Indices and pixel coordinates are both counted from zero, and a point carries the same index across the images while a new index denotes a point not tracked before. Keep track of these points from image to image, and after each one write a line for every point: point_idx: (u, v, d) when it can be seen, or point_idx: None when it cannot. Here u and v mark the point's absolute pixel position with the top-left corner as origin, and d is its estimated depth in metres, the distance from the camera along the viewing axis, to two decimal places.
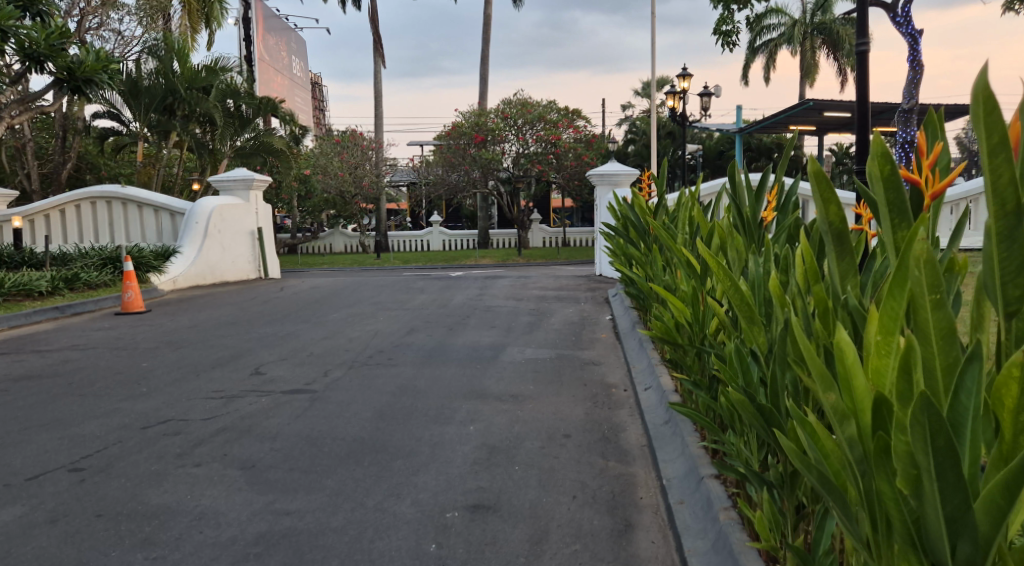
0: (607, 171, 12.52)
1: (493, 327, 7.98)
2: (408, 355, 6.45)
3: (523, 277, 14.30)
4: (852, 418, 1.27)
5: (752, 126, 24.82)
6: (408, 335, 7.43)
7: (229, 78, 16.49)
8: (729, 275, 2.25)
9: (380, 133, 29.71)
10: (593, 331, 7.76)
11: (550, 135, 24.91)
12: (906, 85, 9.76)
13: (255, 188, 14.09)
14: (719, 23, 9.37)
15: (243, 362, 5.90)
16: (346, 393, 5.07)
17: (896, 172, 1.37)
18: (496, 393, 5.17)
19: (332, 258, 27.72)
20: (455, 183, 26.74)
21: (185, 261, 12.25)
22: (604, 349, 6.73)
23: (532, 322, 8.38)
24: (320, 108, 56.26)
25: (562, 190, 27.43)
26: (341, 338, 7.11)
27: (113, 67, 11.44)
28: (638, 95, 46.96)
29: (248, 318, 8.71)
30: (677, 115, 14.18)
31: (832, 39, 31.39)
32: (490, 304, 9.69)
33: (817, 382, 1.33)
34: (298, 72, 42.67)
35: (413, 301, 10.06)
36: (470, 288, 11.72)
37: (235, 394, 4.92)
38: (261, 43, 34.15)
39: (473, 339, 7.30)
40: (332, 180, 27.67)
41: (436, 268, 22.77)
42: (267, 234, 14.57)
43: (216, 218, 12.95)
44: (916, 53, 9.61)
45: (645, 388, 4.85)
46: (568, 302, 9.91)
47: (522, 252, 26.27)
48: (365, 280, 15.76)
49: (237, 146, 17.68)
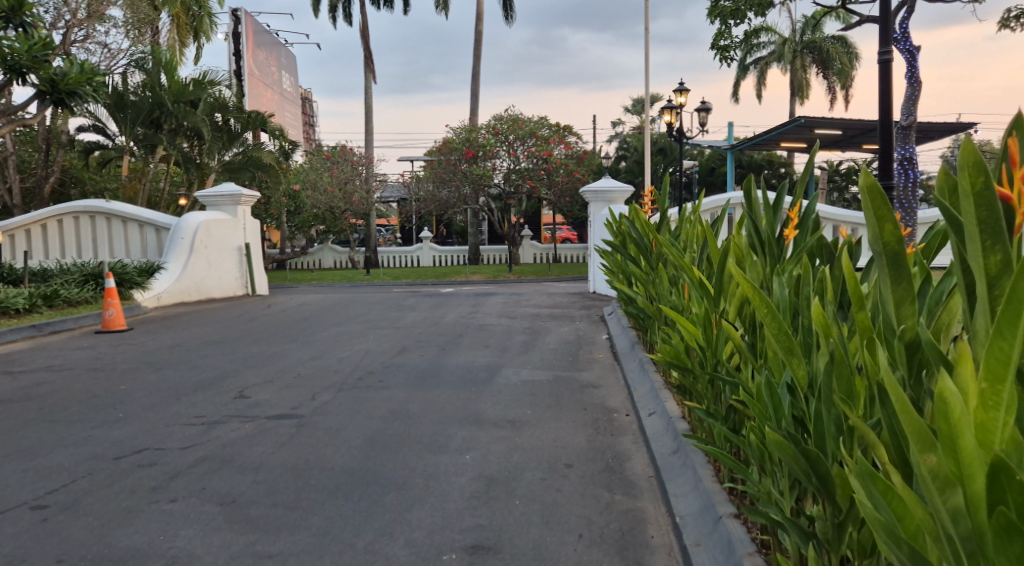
0: (601, 188, 12.36)
1: (487, 347, 7.74)
2: (400, 377, 6.19)
3: (516, 294, 14.07)
4: (956, 486, 1.13)
5: (744, 143, 24.77)
6: (399, 355, 7.17)
7: (218, 91, 16.25)
8: (762, 298, 2.04)
9: (370, 148, 29.58)
10: (590, 351, 7.53)
11: (541, 151, 24.77)
12: (904, 101, 9.64)
13: (243, 203, 13.85)
14: (717, 37, 9.25)
15: (226, 385, 5.64)
16: (336, 418, 4.82)
17: (990, 188, 1.21)
18: (493, 418, 4.94)
19: (322, 274, 27.44)
20: (445, 200, 26.61)
21: (170, 278, 11.97)
22: (602, 371, 6.51)
23: (527, 341, 8.16)
24: (310, 122, 56.11)
25: (553, 207, 27.30)
26: (330, 358, 6.86)
27: (97, 79, 11.18)
28: (628, 111, 47.09)
29: (233, 336, 8.44)
30: (674, 131, 14.04)
31: (822, 57, 31.56)
32: (483, 322, 9.46)
33: (912, 439, 1.18)
34: (289, 87, 42.53)
35: (404, 319, 9.82)
36: (462, 306, 11.49)
37: (217, 419, 4.65)
38: (251, 58, 34.02)
39: (467, 359, 7.06)
40: (322, 196, 27.42)
41: (427, 285, 22.55)
42: (255, 249, 14.31)
43: (203, 233, 12.68)
44: (914, 70, 9.50)
45: (649, 413, 4.64)
46: (563, 321, 9.70)
47: (513, 268, 26.07)
48: (354, 297, 15.45)
49: (226, 160, 17.45)
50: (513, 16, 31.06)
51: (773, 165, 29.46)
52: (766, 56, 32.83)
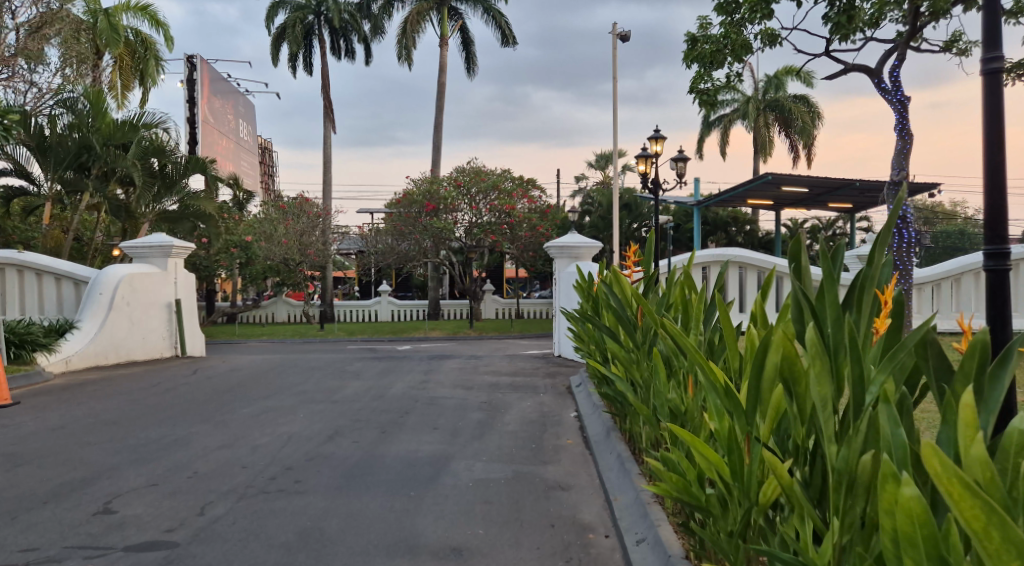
0: (567, 243, 11.44)
1: (436, 429, 6.57)
2: (323, 477, 4.96)
3: (475, 356, 12.93)
4: None
5: (710, 199, 24.41)
6: (328, 443, 5.95)
7: (155, 135, 15.04)
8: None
9: (328, 200, 28.57)
10: (556, 436, 6.42)
11: (504, 205, 24.07)
12: (895, 154, 8.95)
13: (174, 255, 12.56)
14: (697, 81, 8.50)
15: (91, 492, 4.38)
16: (223, 546, 3.62)
17: None
18: (432, 544, 3.77)
19: (273, 329, 25.99)
20: (405, 253, 25.53)
21: (83, 338, 10.58)
22: (572, 465, 5.41)
23: (483, 421, 7.01)
24: (269, 172, 54.95)
25: (516, 261, 26.44)
26: (243, 448, 5.62)
27: (6, 115, 9.89)
28: (592, 166, 47.15)
29: (136, 413, 7.11)
30: (648, 182, 13.25)
31: (784, 115, 31.84)
32: (435, 395, 8.27)
33: None
34: (246, 136, 41.33)
35: (344, 391, 8.58)
36: (412, 373, 10.27)
37: (52, 556, 3.41)
38: (206, 105, 32.99)
39: (409, 448, 5.86)
40: (276, 248, 26.10)
41: (383, 342, 21.40)
42: (188, 306, 12.97)
43: (125, 288, 11.34)
44: (905, 123, 8.85)
45: (636, 540, 3.57)
46: (524, 393, 8.59)
47: (475, 324, 25.09)
48: (298, 359, 14.13)
49: (163, 210, 16.22)
50: (476, 69, 30.81)
51: (738, 221, 29.23)
52: (729, 114, 33.02)
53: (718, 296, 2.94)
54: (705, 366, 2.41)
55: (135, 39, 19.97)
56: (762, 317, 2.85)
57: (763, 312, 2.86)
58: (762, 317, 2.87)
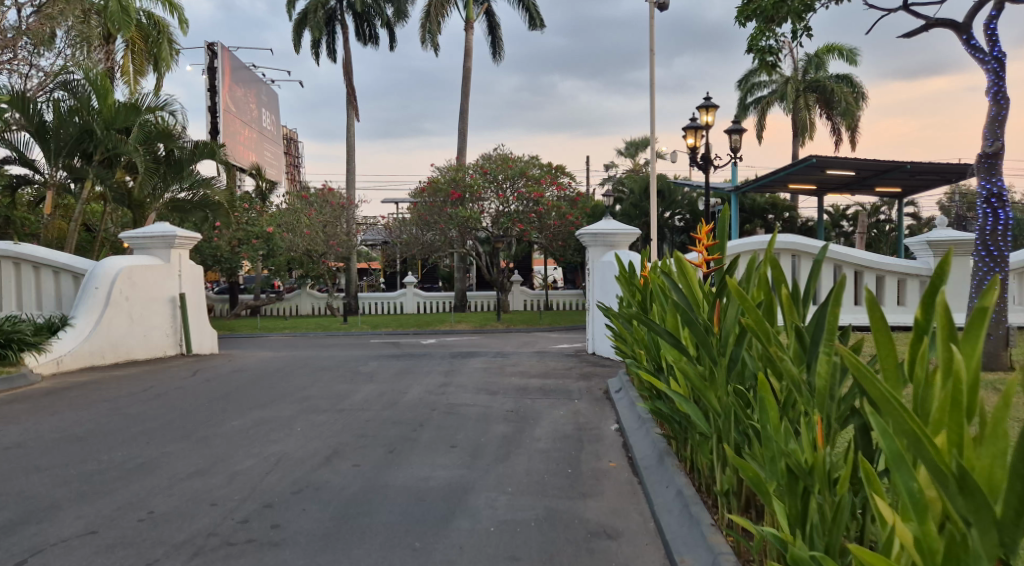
0: (601, 230, 10.35)
1: (453, 447, 5.57)
2: (307, 519, 3.96)
3: (502, 353, 11.88)
4: None
5: (749, 185, 23.05)
6: (323, 467, 4.98)
7: (161, 118, 14.16)
8: None
9: (352, 190, 27.77)
10: (596, 457, 5.37)
11: (532, 192, 23.00)
12: (988, 122, 7.74)
13: (178, 246, 11.75)
14: (754, 40, 7.36)
15: (6, 546, 3.45)
16: None
17: None
18: None
19: (296, 323, 25.23)
20: (430, 243, 24.64)
21: (76, 336, 9.76)
22: (616, 501, 4.37)
23: (510, 435, 5.99)
24: (295, 163, 54.45)
25: (545, 251, 25.38)
26: (220, 475, 4.66)
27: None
28: (622, 154, 45.98)
29: (113, 423, 6.21)
30: (696, 159, 12.04)
31: (826, 96, 30.36)
32: (455, 403, 7.26)
33: None
34: (270, 126, 40.69)
35: (355, 397, 7.61)
36: (432, 374, 9.27)
37: None
38: (227, 94, 32.30)
39: (420, 475, 4.85)
40: (300, 239, 25.22)
41: (408, 335, 20.53)
42: (193, 300, 12.14)
43: (124, 281, 10.53)
44: (1002, 86, 7.66)
45: None
46: (556, 399, 7.54)
47: (503, 316, 24.10)
48: (313, 356, 13.21)
49: (173, 199, 15.43)
50: (503, 53, 29.76)
51: (778, 207, 27.84)
52: (767, 96, 31.55)
53: (866, 287, 1.96)
54: (927, 438, 1.62)
55: (147, 22, 19.20)
56: (946, 319, 1.84)
57: (948, 310, 1.84)
58: (944, 317, 1.87)
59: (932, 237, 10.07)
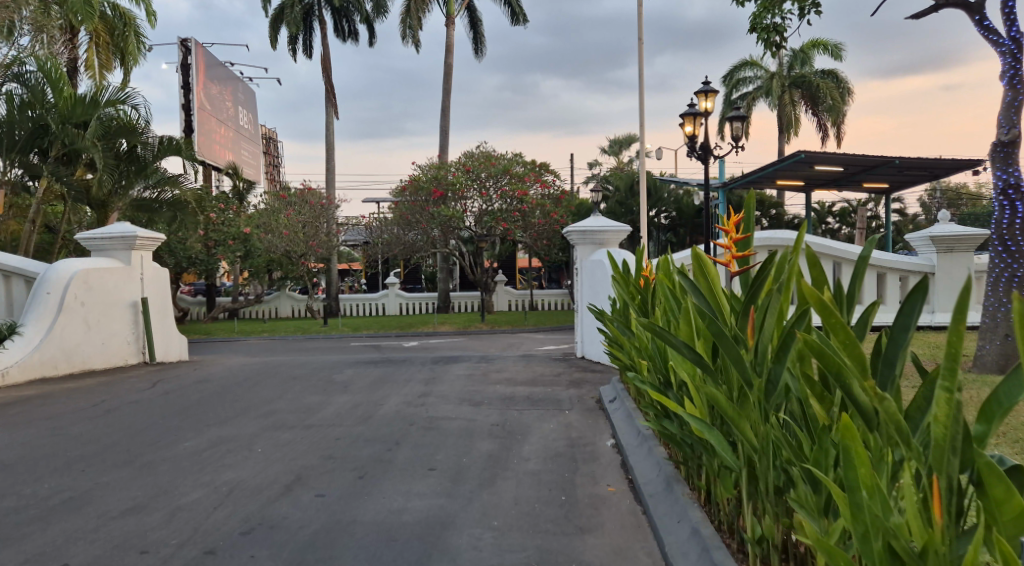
0: (590, 227, 9.75)
1: (432, 471, 4.93)
2: None
3: (486, 358, 11.25)
4: None
5: (736, 181, 22.59)
6: (281, 498, 4.34)
7: (123, 112, 13.40)
8: None
9: (331, 189, 27.01)
10: (593, 480, 4.75)
11: (515, 190, 22.38)
12: (1004, 108, 7.18)
13: (139, 247, 11.04)
14: (757, 18, 6.78)
15: None
16: None
17: None
18: None
19: (275, 325, 24.45)
20: (412, 243, 23.92)
21: (25, 344, 9.02)
22: (621, 538, 3.75)
23: (496, 454, 5.37)
24: (274, 163, 53.46)
25: (529, 250, 24.77)
26: (159, 512, 4.01)
27: None
28: (607, 153, 45.42)
29: (48, 446, 5.52)
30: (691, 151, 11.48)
31: (811, 92, 30.01)
32: (435, 416, 6.62)
33: None
34: (247, 124, 39.80)
35: (325, 410, 6.96)
36: (411, 383, 8.63)
37: None
38: (201, 91, 31.43)
39: (392, 507, 4.21)
40: (278, 240, 24.42)
41: (389, 338, 19.84)
42: (157, 305, 11.41)
43: (79, 284, 9.82)
44: (1019, 70, 7.12)
45: None
46: (545, 410, 6.93)
47: (486, 317, 23.47)
48: (287, 361, 12.50)
49: (137, 197, 14.66)
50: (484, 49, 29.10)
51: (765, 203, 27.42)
52: (752, 92, 31.17)
53: None
54: None
55: (112, 14, 18.39)
56: None
57: None
58: None
59: (934, 233, 9.59)
